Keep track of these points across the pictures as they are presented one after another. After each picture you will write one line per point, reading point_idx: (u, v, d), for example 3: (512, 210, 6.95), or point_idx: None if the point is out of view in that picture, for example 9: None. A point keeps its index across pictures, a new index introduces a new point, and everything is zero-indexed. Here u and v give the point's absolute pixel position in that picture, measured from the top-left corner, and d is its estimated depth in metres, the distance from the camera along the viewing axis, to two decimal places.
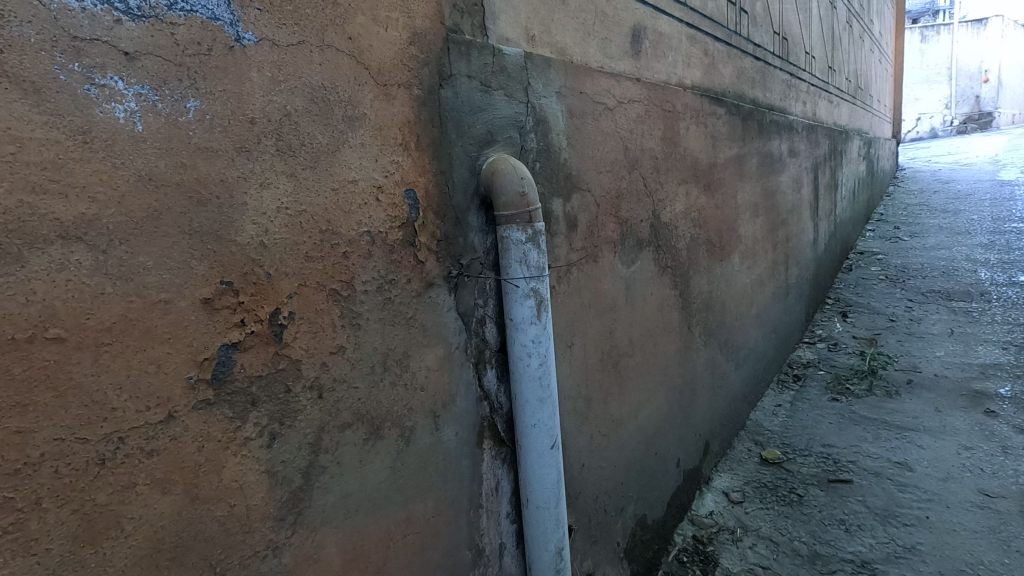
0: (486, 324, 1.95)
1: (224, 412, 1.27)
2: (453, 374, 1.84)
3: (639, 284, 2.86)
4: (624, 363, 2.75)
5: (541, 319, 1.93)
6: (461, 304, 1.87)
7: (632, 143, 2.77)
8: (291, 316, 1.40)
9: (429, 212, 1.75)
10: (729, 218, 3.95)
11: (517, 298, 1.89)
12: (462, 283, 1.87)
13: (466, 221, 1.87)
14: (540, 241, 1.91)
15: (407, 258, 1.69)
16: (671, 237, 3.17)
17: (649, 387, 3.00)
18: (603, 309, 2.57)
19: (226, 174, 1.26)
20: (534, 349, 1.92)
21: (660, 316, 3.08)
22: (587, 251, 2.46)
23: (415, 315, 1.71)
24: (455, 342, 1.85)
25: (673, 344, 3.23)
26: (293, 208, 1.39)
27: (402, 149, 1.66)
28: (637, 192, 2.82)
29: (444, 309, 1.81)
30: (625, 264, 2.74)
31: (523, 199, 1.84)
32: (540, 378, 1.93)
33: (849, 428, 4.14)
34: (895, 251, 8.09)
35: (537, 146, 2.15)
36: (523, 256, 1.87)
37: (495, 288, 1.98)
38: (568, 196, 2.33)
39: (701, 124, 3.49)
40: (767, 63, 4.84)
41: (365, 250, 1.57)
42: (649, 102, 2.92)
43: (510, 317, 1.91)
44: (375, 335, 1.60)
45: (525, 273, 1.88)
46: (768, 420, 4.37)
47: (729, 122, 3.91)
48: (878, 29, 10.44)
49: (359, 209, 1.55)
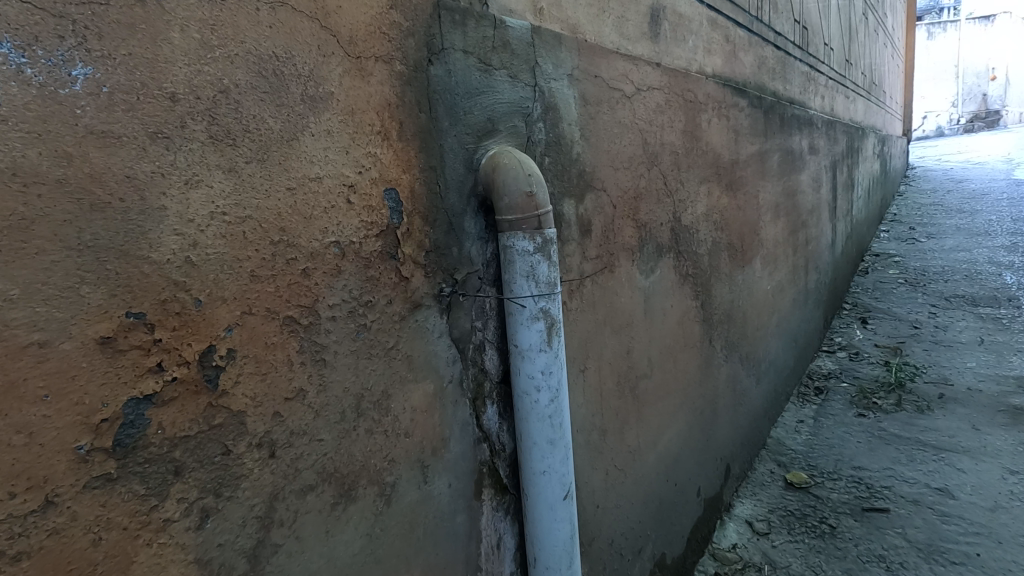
0: (486, 350, 1.63)
1: (133, 489, 0.95)
2: (445, 413, 1.52)
3: (659, 296, 2.54)
4: (642, 386, 2.43)
5: (552, 346, 1.60)
6: (456, 328, 1.54)
7: (651, 137, 2.44)
8: (231, 355, 1.07)
9: (416, 217, 1.42)
10: (751, 220, 3.63)
11: (523, 321, 1.56)
12: (457, 303, 1.54)
13: (462, 228, 1.55)
14: (551, 252, 1.58)
15: (387, 274, 1.36)
16: (692, 243, 2.84)
17: (669, 411, 2.67)
18: (620, 327, 2.25)
19: (133, 168, 0.93)
20: (544, 382, 1.59)
21: (680, 331, 2.75)
22: (602, 260, 2.13)
23: (398, 344, 1.39)
24: (448, 374, 1.53)
25: (694, 362, 2.90)
26: (233, 213, 1.07)
27: (381, 139, 1.33)
28: (656, 192, 2.50)
29: (435, 335, 1.48)
30: (644, 274, 2.41)
31: (530, 201, 1.52)
32: (550, 416, 1.61)
33: (881, 448, 3.81)
34: (912, 253, 7.76)
35: (545, 138, 1.83)
36: (530, 270, 1.54)
37: (497, 307, 1.65)
38: (581, 197, 2.00)
39: (723, 117, 3.16)
40: (787, 53, 4.52)
41: (332, 266, 1.24)
42: (670, 91, 2.59)
43: (514, 344, 1.59)
44: (346, 373, 1.27)
45: (533, 291, 1.55)
46: (791, 438, 4.04)
47: (751, 116, 3.59)
48: (892, 24, 10.10)
49: (325, 213, 1.22)
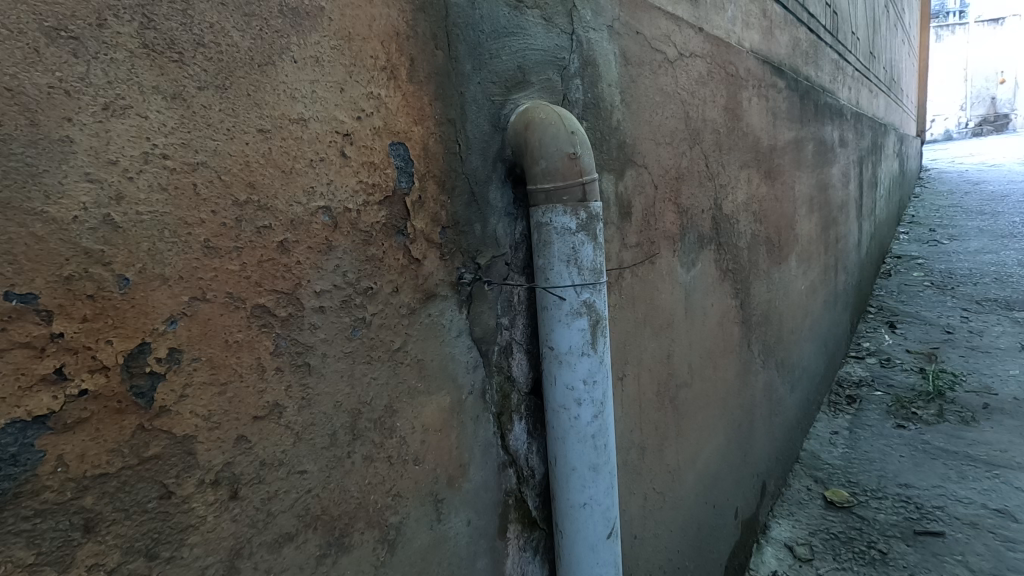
0: (514, 354, 1.32)
1: (14, 559, 0.63)
2: (464, 432, 1.20)
3: (699, 292, 2.23)
4: (682, 396, 2.11)
5: (597, 349, 1.29)
6: (478, 325, 1.23)
7: (693, 111, 2.14)
8: (176, 359, 0.76)
9: (431, 182, 1.12)
10: (788, 213, 3.32)
11: (562, 318, 1.25)
12: (480, 294, 1.23)
13: (486, 201, 1.24)
14: (596, 231, 1.27)
15: (393, 254, 1.05)
16: (732, 234, 2.53)
17: (708, 423, 2.36)
18: (660, 327, 1.94)
19: (19, 78, 0.63)
20: (586, 394, 1.28)
21: (720, 333, 2.44)
22: (643, 249, 1.83)
23: (407, 345, 1.08)
24: (468, 384, 1.21)
25: (733, 368, 2.59)
26: (179, 158, 0.76)
27: (386, 78, 1.03)
28: (698, 174, 2.19)
29: (451, 334, 1.17)
30: (685, 267, 2.10)
31: (573, 165, 1.22)
32: (593, 436, 1.29)
33: (926, 463, 3.49)
34: (935, 255, 7.44)
35: (583, 99, 1.52)
36: (571, 253, 1.23)
37: (527, 301, 1.34)
38: (620, 173, 1.69)
39: (763, 97, 2.86)
40: (820, 37, 4.21)
41: (321, 240, 0.93)
42: (712, 62, 2.29)
43: (549, 346, 1.28)
44: (338, 383, 0.96)
45: (574, 280, 1.24)
46: (826, 451, 3.71)
47: (789, 99, 3.28)
48: (910, 20, 9.81)
49: (312, 169, 0.91)
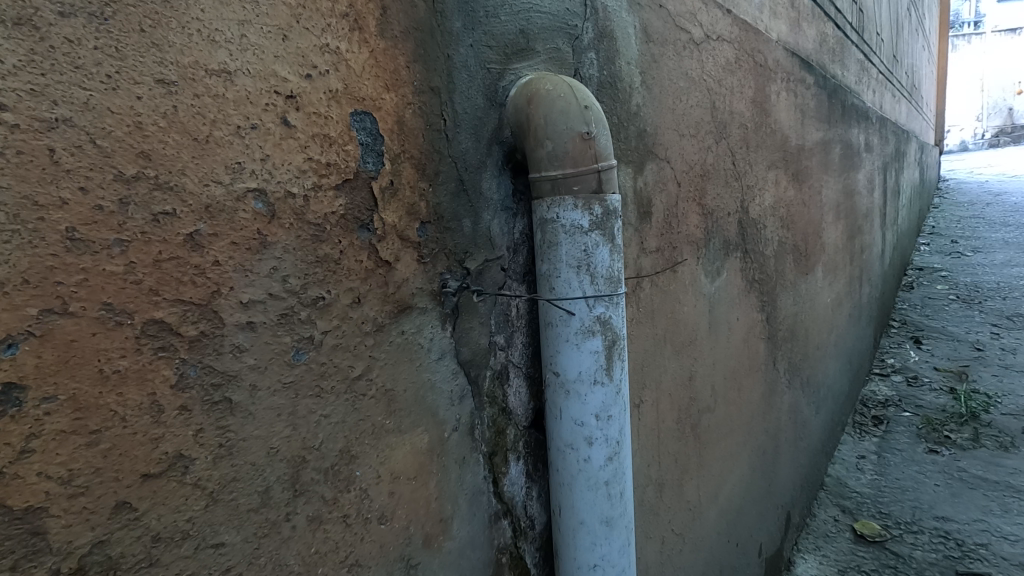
0: (511, 380, 1.08)
1: None
2: (446, 478, 0.96)
3: (724, 305, 1.98)
4: (705, 422, 1.86)
5: (612, 376, 1.05)
6: (466, 345, 0.99)
7: (720, 101, 1.90)
8: (15, 400, 0.53)
9: (407, 165, 0.88)
10: (815, 220, 3.06)
11: (570, 338, 1.01)
12: (469, 307, 1.00)
13: (479, 191, 1.00)
14: (614, 232, 1.04)
15: (355, 254, 0.82)
16: (758, 241, 2.29)
17: (731, 452, 2.10)
18: (681, 345, 1.69)
19: None
20: (598, 432, 1.03)
21: (746, 351, 2.18)
22: (663, 254, 1.59)
23: (370, 372, 0.84)
24: (453, 417, 0.97)
25: (759, 389, 2.33)
26: (25, 111, 0.53)
27: (349, 28, 0.80)
28: (724, 173, 1.95)
29: (431, 356, 0.94)
30: (710, 276, 1.86)
31: (587, 148, 0.98)
32: (607, 483, 1.05)
33: (965, 494, 3.20)
34: (959, 268, 7.11)
35: (598, 76, 1.29)
36: (583, 258, 1.00)
37: (527, 316, 1.11)
38: (639, 166, 1.46)
39: (792, 92, 2.61)
40: (846, 34, 3.97)
41: (251, 235, 0.70)
42: (740, 48, 2.05)
43: (555, 372, 1.04)
44: (273, 423, 0.73)
45: (586, 290, 1.00)
46: (853, 477, 3.44)
47: (817, 97, 3.03)
48: (930, 26, 9.53)
49: (240, 138, 0.68)
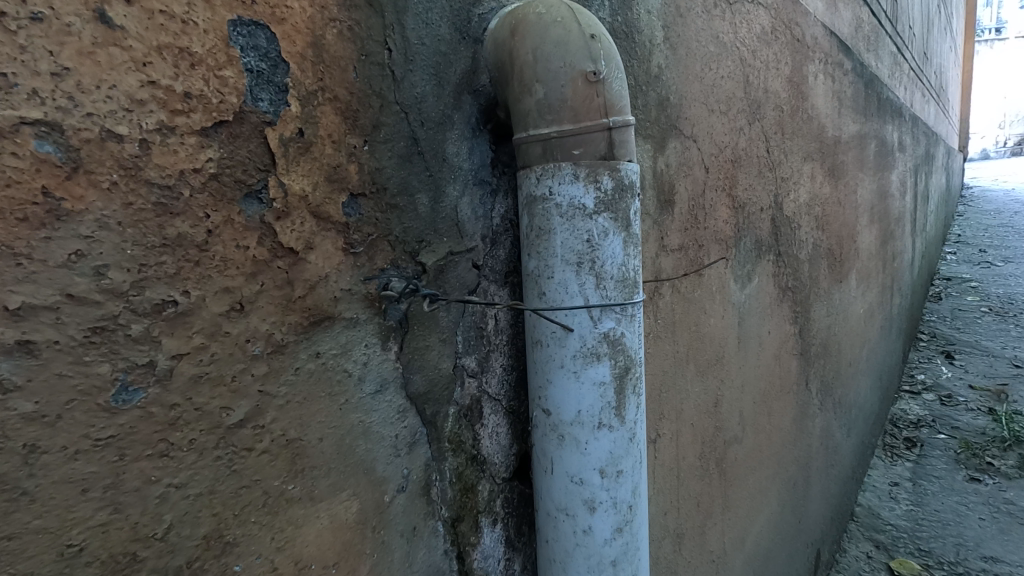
0: (487, 418, 0.80)
1: None
2: (386, 559, 0.68)
3: (754, 316, 1.69)
4: (732, 455, 1.56)
5: (625, 416, 0.75)
6: (419, 372, 0.71)
7: (754, 76, 1.61)
8: None
9: (327, 111, 0.60)
10: (850, 221, 2.74)
11: (566, 364, 0.72)
12: (425, 319, 0.71)
13: (442, 157, 0.72)
14: (633, 216, 0.74)
15: (234, 236, 0.54)
16: (792, 243, 1.98)
17: (760, 487, 1.79)
18: (706, 365, 1.40)
19: None
20: (604, 494, 0.75)
21: (777, 370, 1.88)
22: (687, 254, 1.29)
23: (261, 416, 0.56)
24: (398, 473, 0.69)
25: (790, 413, 2.02)
26: None
27: None
28: (757, 161, 1.66)
29: (364, 389, 0.65)
30: (740, 281, 1.56)
31: (594, 95, 0.69)
32: (614, 562, 0.76)
33: (1015, 532, 2.86)
34: (989, 277, 6.70)
35: (608, 23, 1.01)
36: (587, 251, 0.70)
37: (510, 330, 0.82)
38: (659, 143, 1.17)
39: (829, 76, 2.31)
40: (881, 23, 3.65)
41: (28, 196, 0.42)
42: (777, 17, 1.75)
43: (546, 408, 0.75)
44: (74, 508, 0.44)
45: (591, 298, 0.71)
46: (887, 507, 3.11)
47: (854, 85, 2.72)
48: (958, 27, 9.14)
49: (5, 32, 0.40)
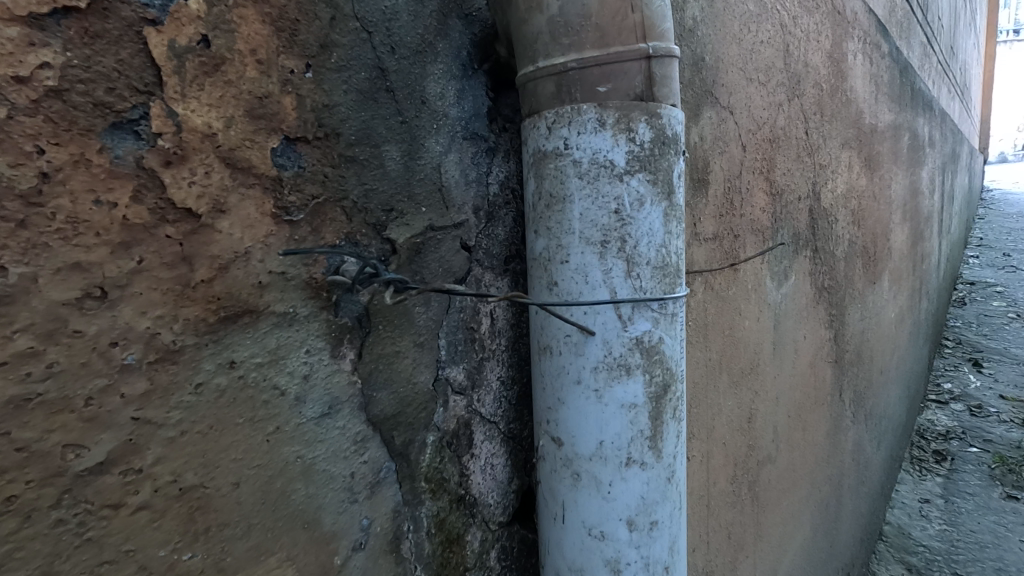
0: (479, 447, 0.61)
1: None
2: None
3: (791, 319, 1.49)
4: (765, 478, 1.36)
5: (662, 451, 0.56)
6: (384, 388, 0.53)
7: (794, 46, 1.41)
8: None
9: (248, 15, 0.42)
10: (884, 218, 2.53)
11: (586, 380, 0.54)
12: (394, 316, 0.53)
13: (420, 97, 0.54)
14: (677, 180, 0.55)
15: (88, 184, 0.35)
16: (829, 238, 1.78)
17: (793, 511, 1.59)
18: (740, 375, 1.21)
19: None
20: (632, 553, 0.56)
21: (812, 379, 1.68)
22: (722, 244, 1.10)
23: (136, 457, 0.38)
24: (354, 526, 0.51)
25: (824, 426, 1.82)
26: None
27: None
28: (795, 143, 1.46)
29: (304, 412, 0.47)
30: (776, 279, 1.37)
31: (626, 10, 0.51)
32: None
33: None
34: (1015, 281, 6.42)
35: None
36: (615, 226, 0.52)
37: (511, 333, 0.63)
38: (692, 111, 0.99)
39: (867, 57, 2.10)
40: (914, 10, 3.43)
41: None
42: None
43: (556, 438, 0.57)
44: None
45: (621, 290, 0.52)
46: (918, 527, 2.90)
47: (891, 71, 2.51)
48: (982, 23, 8.84)
49: None
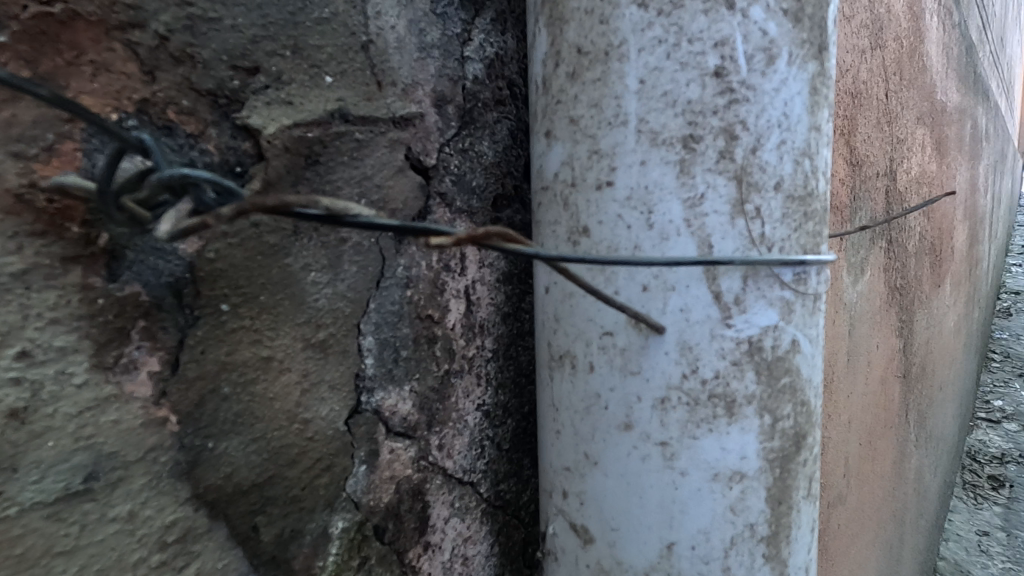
0: (440, 532, 0.34)
1: None
2: None
3: (864, 325, 1.20)
4: (836, 525, 1.07)
5: (787, 566, 0.29)
6: (233, 431, 0.26)
7: None
8: None
9: None
10: (950, 213, 2.21)
11: (642, 423, 0.27)
12: (260, 285, 0.26)
13: None
14: (830, 32, 0.28)
15: None
16: (903, 230, 1.48)
17: (860, 561, 1.30)
18: None
19: None
20: None
21: (883, 399, 1.38)
22: None
23: None
24: None
25: (892, 454, 1.51)
26: None
27: None
28: (876, 106, 1.17)
29: (11, 495, 0.20)
30: (853, 273, 1.08)
31: None
32: None
33: None
34: None
35: None
36: (713, 105, 0.25)
37: (501, 329, 0.37)
38: None
39: (942, 24, 1.80)
40: None
41: None
42: None
43: (581, 530, 0.30)
44: None
45: (718, 238, 0.25)
46: None
47: (960, 46, 2.19)
48: None
49: None
